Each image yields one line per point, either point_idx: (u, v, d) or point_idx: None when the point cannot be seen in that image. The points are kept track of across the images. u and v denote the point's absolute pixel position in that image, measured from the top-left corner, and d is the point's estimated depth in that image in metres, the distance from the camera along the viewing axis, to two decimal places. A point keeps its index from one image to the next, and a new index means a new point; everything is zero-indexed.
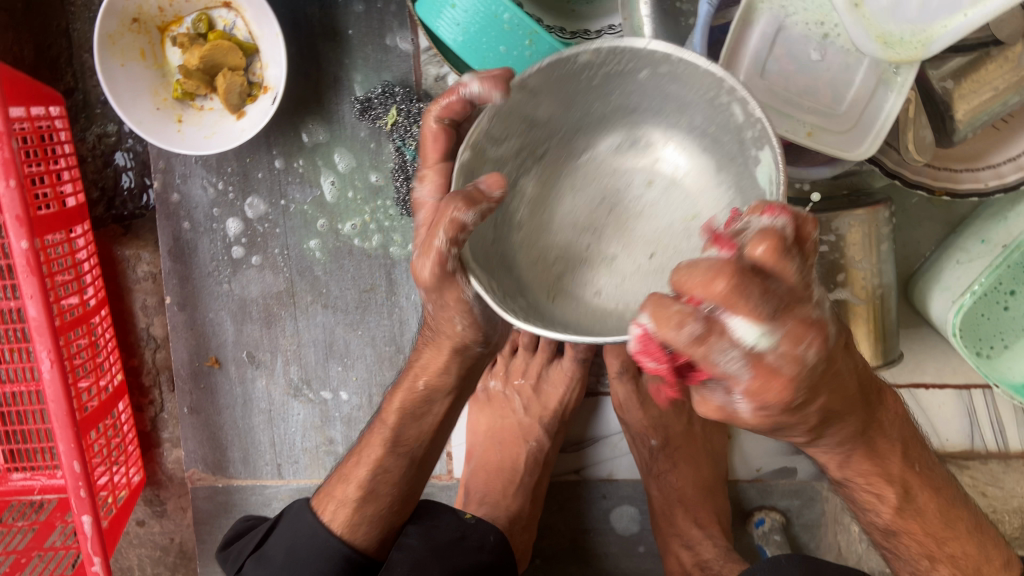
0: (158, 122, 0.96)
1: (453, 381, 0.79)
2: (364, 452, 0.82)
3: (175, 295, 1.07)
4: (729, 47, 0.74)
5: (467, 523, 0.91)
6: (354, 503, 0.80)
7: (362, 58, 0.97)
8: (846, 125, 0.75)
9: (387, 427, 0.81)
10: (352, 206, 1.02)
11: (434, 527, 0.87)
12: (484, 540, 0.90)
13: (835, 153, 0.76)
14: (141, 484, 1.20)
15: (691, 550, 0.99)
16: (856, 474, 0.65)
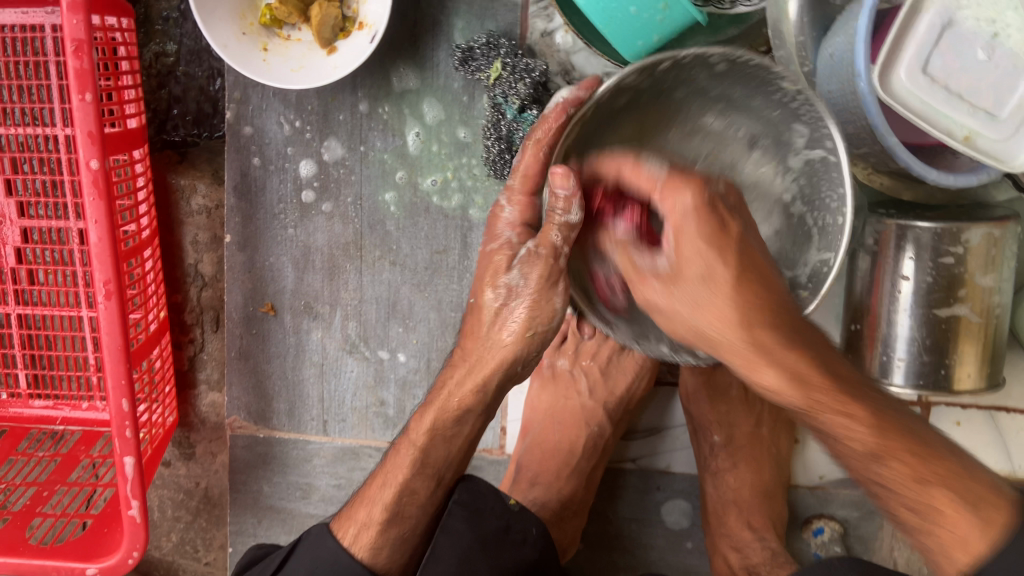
0: (243, 48, 0.90)
1: (486, 402, 0.73)
2: (391, 473, 0.74)
3: (236, 235, 1.01)
4: (894, 34, 0.69)
5: (512, 511, 0.81)
6: (379, 525, 0.73)
7: (466, 3, 0.91)
8: (1006, 132, 0.71)
9: (416, 447, 0.74)
10: (436, 161, 0.96)
11: (484, 515, 0.78)
12: (527, 533, 0.81)
13: (991, 160, 0.71)
14: (174, 425, 1.15)
15: (739, 552, 0.94)
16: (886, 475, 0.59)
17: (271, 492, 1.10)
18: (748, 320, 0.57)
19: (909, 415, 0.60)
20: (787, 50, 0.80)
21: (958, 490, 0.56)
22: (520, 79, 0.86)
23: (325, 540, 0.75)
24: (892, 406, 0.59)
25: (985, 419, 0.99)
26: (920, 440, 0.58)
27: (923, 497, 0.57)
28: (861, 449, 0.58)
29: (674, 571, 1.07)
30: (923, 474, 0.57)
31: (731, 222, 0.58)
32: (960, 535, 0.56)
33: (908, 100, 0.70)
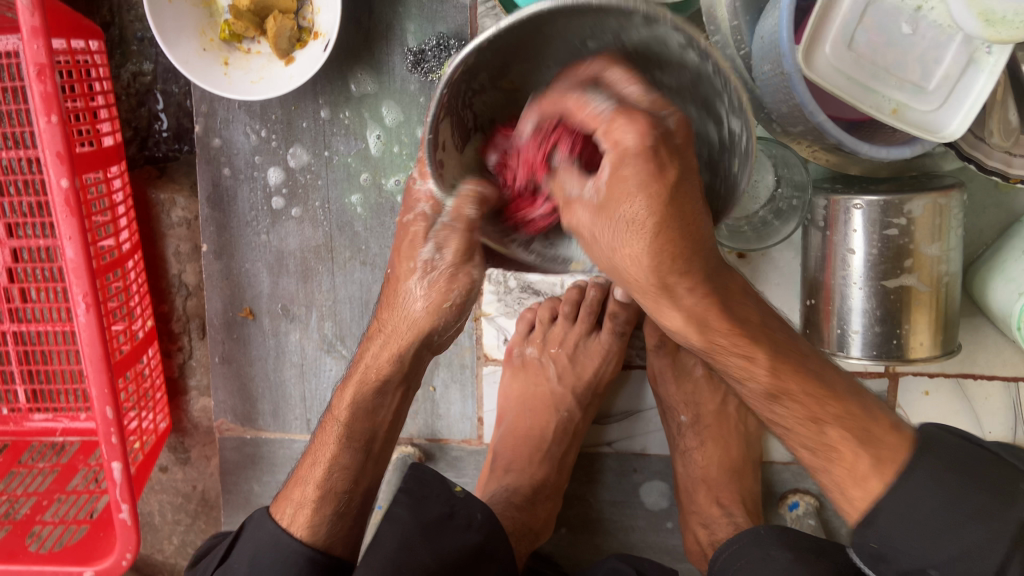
0: (204, 64, 0.93)
1: (402, 370, 0.72)
2: (319, 451, 0.80)
3: (212, 243, 1.05)
4: (820, 12, 0.69)
5: (456, 497, 0.83)
6: (312, 503, 0.78)
7: (416, 7, 0.93)
8: (934, 103, 0.73)
9: (340, 420, 0.77)
10: (398, 161, 0.99)
11: (423, 500, 0.81)
12: (472, 518, 0.82)
13: (921, 130, 0.73)
14: (167, 431, 1.19)
15: (707, 529, 0.96)
16: (785, 409, 0.67)
17: (262, 491, 1.13)
18: (667, 276, 0.53)
19: (814, 359, 0.67)
20: (722, 35, 0.83)
21: (853, 430, 0.66)
22: None
23: (264, 524, 0.79)
24: (799, 352, 0.66)
25: (953, 387, 1.01)
26: (820, 385, 0.66)
27: (821, 434, 0.67)
28: (765, 389, 0.66)
29: (656, 550, 1.09)
30: (820, 416, 0.66)
31: (670, 168, 0.48)
32: (855, 469, 0.66)
33: (834, 78, 0.71)
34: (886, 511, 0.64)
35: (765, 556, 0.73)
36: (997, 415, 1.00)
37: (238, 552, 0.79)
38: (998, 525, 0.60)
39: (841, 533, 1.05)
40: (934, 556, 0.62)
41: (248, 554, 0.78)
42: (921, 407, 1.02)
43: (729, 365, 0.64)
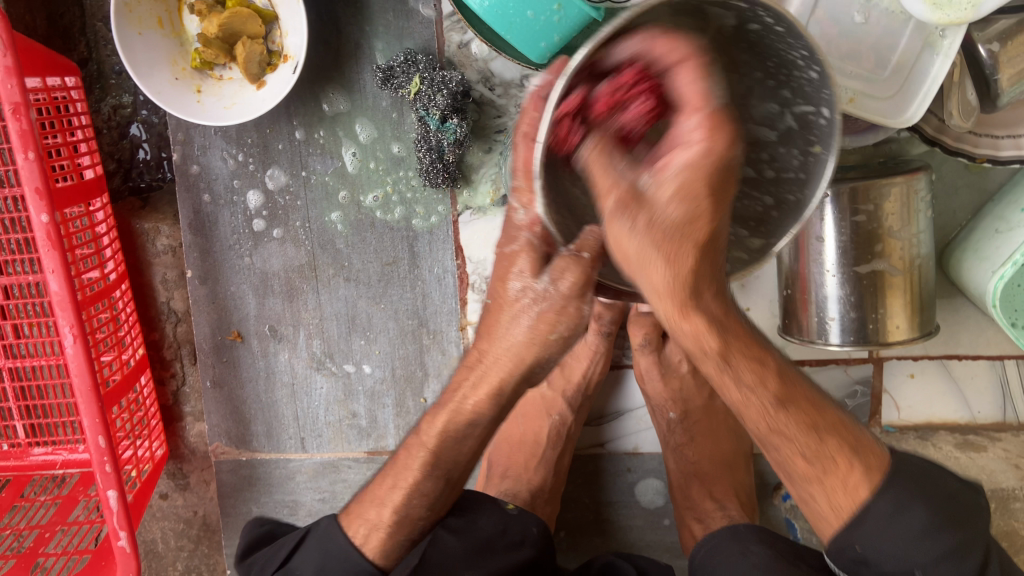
0: (177, 92, 0.94)
1: (502, 408, 0.68)
2: (399, 474, 0.73)
3: (196, 269, 1.06)
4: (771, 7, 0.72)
5: (509, 514, 0.85)
6: (388, 528, 0.72)
7: (383, 25, 0.95)
8: (889, 91, 0.74)
9: (425, 448, 0.71)
10: (375, 177, 1.00)
11: (472, 524, 0.80)
12: (526, 534, 0.84)
13: (877, 119, 0.75)
14: (164, 458, 1.20)
15: (701, 523, 0.95)
16: (782, 426, 0.61)
17: (260, 512, 1.14)
18: (699, 284, 0.52)
19: (811, 381, 0.63)
20: None
21: (846, 440, 0.62)
22: (438, 91, 0.89)
23: (334, 539, 0.74)
24: (797, 375, 0.62)
25: (937, 368, 1.01)
26: (813, 399, 0.62)
27: (819, 444, 0.61)
28: (764, 401, 0.60)
29: (655, 548, 1.09)
30: (817, 427, 0.61)
31: (725, 192, 0.48)
32: (846, 480, 0.61)
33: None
34: (876, 518, 0.61)
35: (745, 551, 0.73)
36: (983, 394, 1.01)
37: (305, 559, 0.74)
38: (967, 530, 0.62)
39: None
40: (919, 556, 0.60)
41: (315, 564, 0.74)
42: (907, 391, 1.02)
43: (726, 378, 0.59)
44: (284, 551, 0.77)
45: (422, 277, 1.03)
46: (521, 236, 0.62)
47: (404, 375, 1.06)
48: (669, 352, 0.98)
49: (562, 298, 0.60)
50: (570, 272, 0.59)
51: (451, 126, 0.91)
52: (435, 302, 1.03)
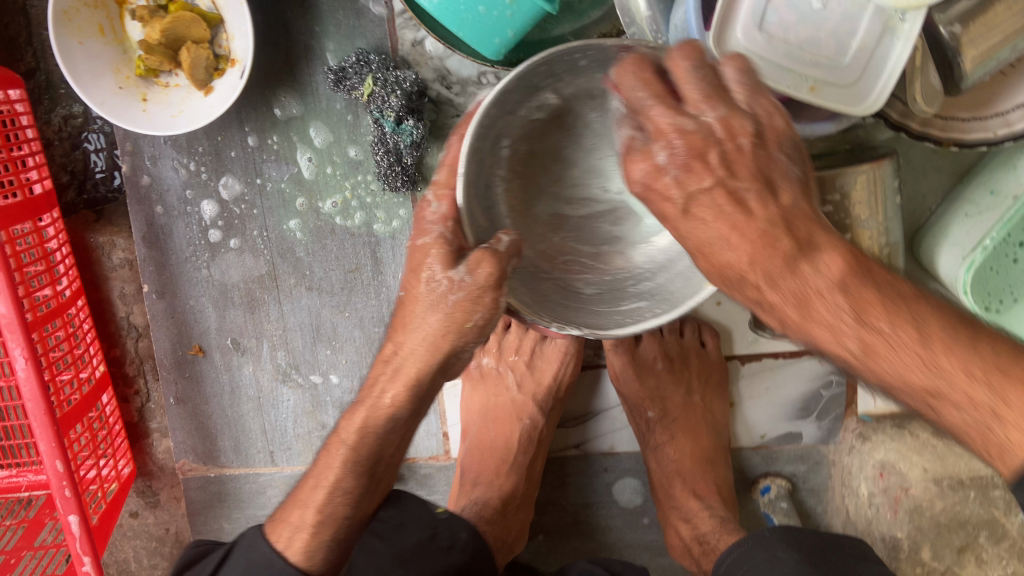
0: (122, 102, 0.91)
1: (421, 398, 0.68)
2: (320, 473, 0.70)
3: (153, 284, 1.03)
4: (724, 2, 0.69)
5: (438, 518, 0.83)
6: (311, 528, 0.68)
7: (334, 24, 0.92)
8: (850, 78, 0.72)
9: (346, 442, 0.69)
10: (332, 182, 0.97)
11: (402, 527, 0.77)
12: (456, 538, 0.82)
13: (838, 106, 0.73)
14: (132, 476, 1.17)
15: (689, 524, 0.93)
16: (913, 371, 0.51)
17: (233, 529, 1.12)
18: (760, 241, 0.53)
19: (925, 305, 0.52)
20: (638, 27, 0.80)
21: (986, 376, 0.49)
22: (391, 92, 0.87)
23: (257, 545, 0.70)
24: (915, 311, 0.51)
25: None
26: (903, 306, 0.52)
27: (956, 426, 0.51)
28: (878, 379, 0.53)
29: (636, 548, 1.07)
30: (933, 399, 0.51)
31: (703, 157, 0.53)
32: (1001, 421, 0.48)
33: (747, 60, 0.71)
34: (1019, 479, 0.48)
35: (772, 559, 0.70)
36: None
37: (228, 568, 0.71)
38: None
39: (817, 513, 1.05)
40: None
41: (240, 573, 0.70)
42: None
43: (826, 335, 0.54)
44: (210, 565, 0.73)
45: (387, 283, 1.00)
46: (434, 229, 0.63)
47: None
48: (643, 351, 0.98)
49: (478, 288, 0.61)
50: (485, 262, 0.60)
51: (406, 129, 0.89)
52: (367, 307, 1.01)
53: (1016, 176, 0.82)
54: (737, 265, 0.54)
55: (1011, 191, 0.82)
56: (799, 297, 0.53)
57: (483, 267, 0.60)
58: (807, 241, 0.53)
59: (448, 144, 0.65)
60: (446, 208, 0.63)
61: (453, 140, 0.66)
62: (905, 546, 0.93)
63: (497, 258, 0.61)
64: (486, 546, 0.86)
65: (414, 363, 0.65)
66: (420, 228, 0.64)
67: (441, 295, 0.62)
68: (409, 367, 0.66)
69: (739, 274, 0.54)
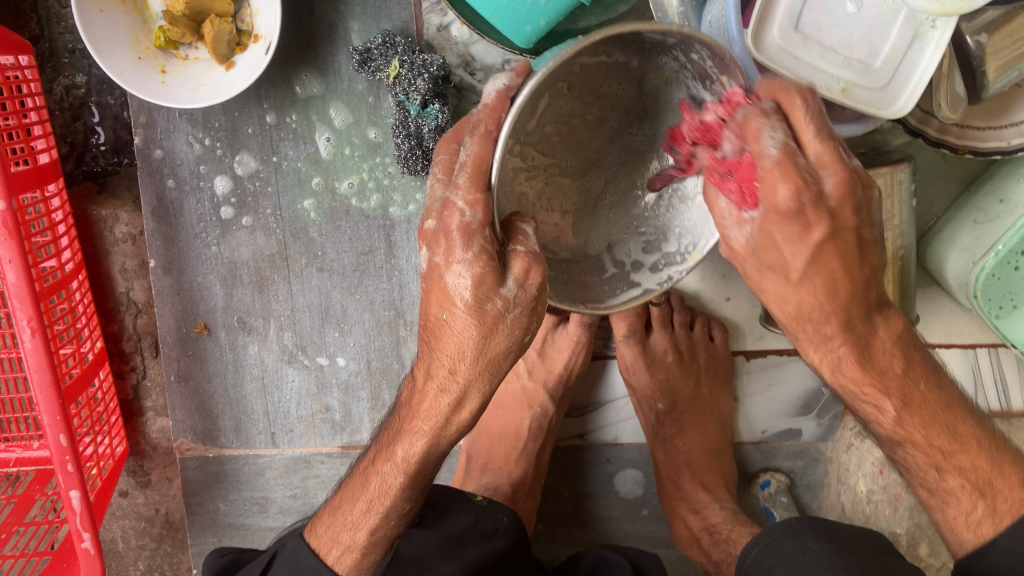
0: (140, 73, 0.89)
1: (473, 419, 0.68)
2: (375, 499, 0.72)
3: (159, 259, 1.01)
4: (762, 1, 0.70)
5: (480, 506, 0.85)
6: (361, 550, 0.73)
7: (359, 4, 0.91)
8: (881, 82, 0.74)
9: (400, 464, 0.70)
10: (350, 163, 0.96)
11: (445, 519, 0.81)
12: (499, 522, 0.85)
13: (869, 108, 0.74)
14: (125, 454, 1.15)
15: (699, 515, 0.96)
16: (919, 433, 0.66)
17: (228, 510, 1.11)
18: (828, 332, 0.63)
19: (947, 384, 0.68)
20: (671, 21, 0.80)
21: (972, 480, 0.66)
22: (418, 75, 0.87)
23: (304, 559, 0.76)
24: (938, 384, 0.67)
25: None
26: (932, 410, 0.66)
27: (940, 480, 0.67)
28: (887, 432, 0.68)
29: (634, 539, 1.09)
30: (941, 463, 0.67)
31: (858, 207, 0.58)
32: (970, 513, 0.66)
33: (783, 58, 0.72)
34: (1003, 551, 0.63)
35: (804, 549, 0.72)
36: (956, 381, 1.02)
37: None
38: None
39: (812, 508, 1.07)
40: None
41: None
42: None
43: (859, 405, 0.68)
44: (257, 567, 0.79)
45: (400, 267, 1.00)
46: (473, 245, 0.57)
47: (379, 368, 1.04)
48: (654, 343, 0.99)
49: (530, 297, 0.59)
50: (534, 269, 0.58)
51: (432, 112, 0.88)
52: (410, 293, 1.00)
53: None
54: (816, 308, 0.62)
55: (1021, 201, 0.84)
56: (865, 355, 0.64)
57: (533, 274, 0.58)
58: (886, 303, 0.64)
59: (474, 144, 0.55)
60: (483, 216, 0.56)
61: (472, 137, 0.55)
62: (903, 541, 0.96)
63: (541, 261, 0.59)
64: (524, 532, 0.88)
65: (476, 389, 0.64)
66: (449, 242, 0.57)
67: (498, 315, 0.59)
68: (472, 396, 0.64)
69: (818, 319, 0.63)
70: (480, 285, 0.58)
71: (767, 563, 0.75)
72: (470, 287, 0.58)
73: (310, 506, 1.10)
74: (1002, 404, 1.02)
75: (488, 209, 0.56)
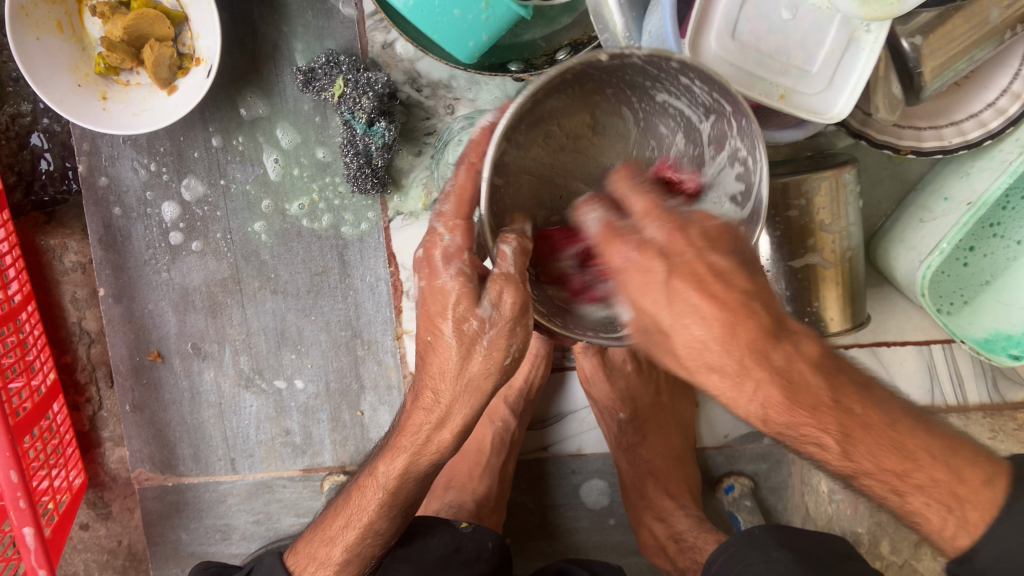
0: (81, 100, 0.88)
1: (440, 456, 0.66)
2: (353, 514, 0.71)
3: (109, 287, 1.00)
4: (698, 11, 0.70)
5: (463, 533, 0.83)
6: (335, 568, 0.72)
7: (302, 25, 0.91)
8: (820, 86, 0.73)
9: (384, 485, 0.69)
10: (300, 184, 0.96)
11: (425, 548, 0.79)
12: (483, 548, 0.84)
13: (808, 113, 0.74)
14: (83, 487, 1.13)
15: (663, 523, 0.96)
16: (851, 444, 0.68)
17: (190, 539, 1.09)
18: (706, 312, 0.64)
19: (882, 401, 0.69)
20: (612, 33, 0.80)
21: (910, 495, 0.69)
22: (363, 94, 0.86)
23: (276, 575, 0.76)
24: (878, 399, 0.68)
25: (868, 357, 1.03)
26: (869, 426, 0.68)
27: None
28: None
29: (602, 549, 1.08)
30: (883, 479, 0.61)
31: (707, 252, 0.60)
32: None
33: (722, 67, 0.72)
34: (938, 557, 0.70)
35: (767, 558, 0.73)
36: (913, 379, 1.03)
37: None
38: None
39: (777, 510, 1.07)
40: None
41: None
42: None
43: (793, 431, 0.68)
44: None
45: (354, 286, 0.99)
46: (450, 268, 0.58)
47: (339, 389, 1.03)
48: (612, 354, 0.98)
49: (506, 320, 0.57)
50: (508, 290, 0.56)
51: (378, 130, 0.88)
52: (366, 312, 1.00)
53: (968, 182, 0.86)
54: (711, 347, 0.55)
55: (963, 198, 0.85)
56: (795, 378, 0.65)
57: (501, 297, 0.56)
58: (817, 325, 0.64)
59: (455, 169, 0.58)
60: (462, 241, 0.58)
61: (459, 167, 0.58)
62: (865, 540, 0.97)
63: (517, 286, 0.55)
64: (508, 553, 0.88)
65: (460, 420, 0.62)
66: (432, 268, 0.58)
67: (472, 337, 0.58)
68: (454, 418, 0.62)
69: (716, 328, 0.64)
70: (457, 304, 0.57)
71: (729, 574, 0.75)
72: (449, 307, 0.58)
73: (273, 531, 1.07)
74: (957, 398, 1.04)
75: (468, 233, 0.58)
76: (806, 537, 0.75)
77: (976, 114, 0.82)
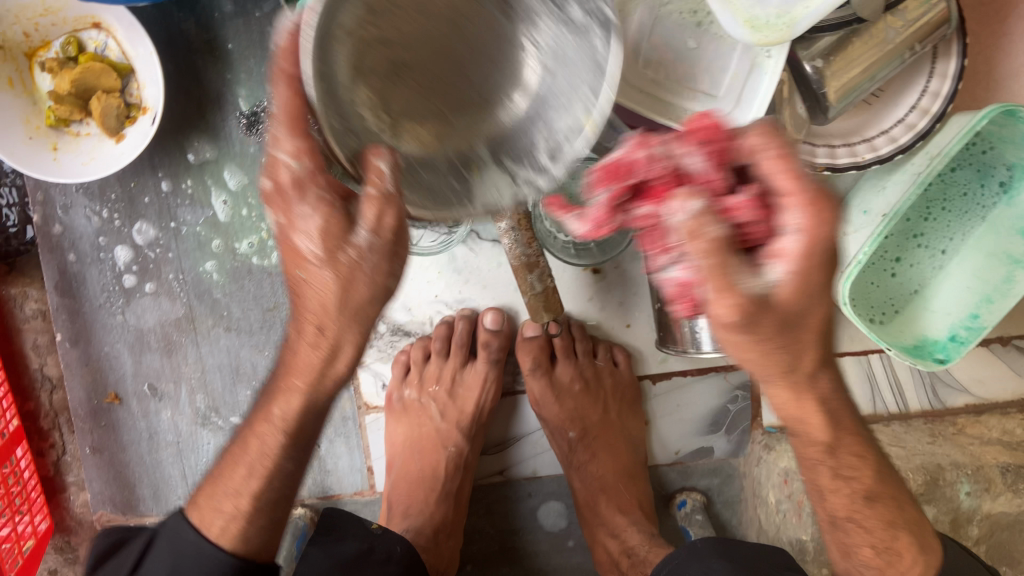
0: (32, 151, 0.92)
1: None
2: (253, 461, 0.66)
3: (66, 332, 1.02)
4: None
5: (374, 534, 0.86)
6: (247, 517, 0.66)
7: (245, 71, 0.95)
8: (726, 108, 0.72)
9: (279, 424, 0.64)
10: (248, 224, 0.99)
11: (337, 545, 0.81)
12: (392, 552, 0.85)
13: None
14: (48, 532, 1.14)
15: (617, 539, 0.97)
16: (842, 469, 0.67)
17: None
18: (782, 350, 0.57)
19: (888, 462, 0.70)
20: None
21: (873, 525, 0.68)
22: None
23: None
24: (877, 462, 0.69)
25: None
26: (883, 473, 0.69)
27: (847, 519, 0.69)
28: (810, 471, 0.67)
29: (562, 571, 1.10)
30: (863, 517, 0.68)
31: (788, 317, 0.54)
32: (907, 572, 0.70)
33: (630, 94, 0.72)
34: None
35: (706, 569, 0.75)
36: (853, 388, 1.06)
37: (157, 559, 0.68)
38: None
39: (732, 524, 1.10)
40: None
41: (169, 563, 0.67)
42: None
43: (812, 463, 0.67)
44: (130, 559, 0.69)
45: None
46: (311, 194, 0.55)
47: None
48: (559, 375, 1.01)
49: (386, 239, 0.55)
50: (389, 211, 0.54)
51: None
52: None
53: (885, 195, 0.90)
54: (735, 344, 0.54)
55: (880, 210, 0.90)
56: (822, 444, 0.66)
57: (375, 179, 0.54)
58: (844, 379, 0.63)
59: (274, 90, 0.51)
60: (312, 166, 0.54)
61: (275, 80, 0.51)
62: (810, 548, 0.96)
63: (396, 203, 0.54)
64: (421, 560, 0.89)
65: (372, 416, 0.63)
66: (286, 199, 0.56)
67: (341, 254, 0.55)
68: (345, 347, 0.59)
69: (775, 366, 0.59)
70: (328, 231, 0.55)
71: None
72: (318, 237, 0.55)
73: None
74: (898, 406, 1.06)
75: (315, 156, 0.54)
76: (739, 551, 0.77)
77: (886, 130, 0.86)
